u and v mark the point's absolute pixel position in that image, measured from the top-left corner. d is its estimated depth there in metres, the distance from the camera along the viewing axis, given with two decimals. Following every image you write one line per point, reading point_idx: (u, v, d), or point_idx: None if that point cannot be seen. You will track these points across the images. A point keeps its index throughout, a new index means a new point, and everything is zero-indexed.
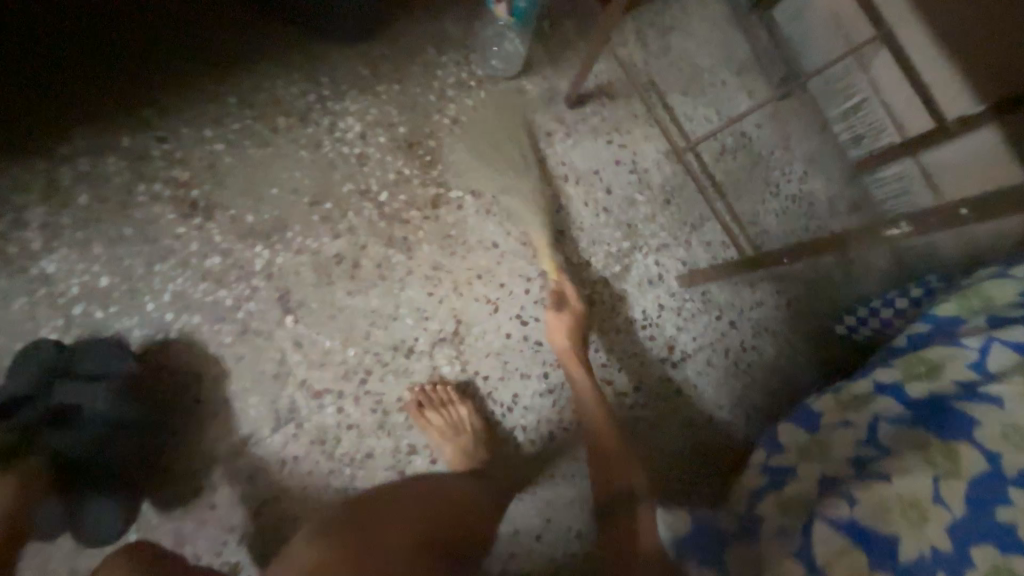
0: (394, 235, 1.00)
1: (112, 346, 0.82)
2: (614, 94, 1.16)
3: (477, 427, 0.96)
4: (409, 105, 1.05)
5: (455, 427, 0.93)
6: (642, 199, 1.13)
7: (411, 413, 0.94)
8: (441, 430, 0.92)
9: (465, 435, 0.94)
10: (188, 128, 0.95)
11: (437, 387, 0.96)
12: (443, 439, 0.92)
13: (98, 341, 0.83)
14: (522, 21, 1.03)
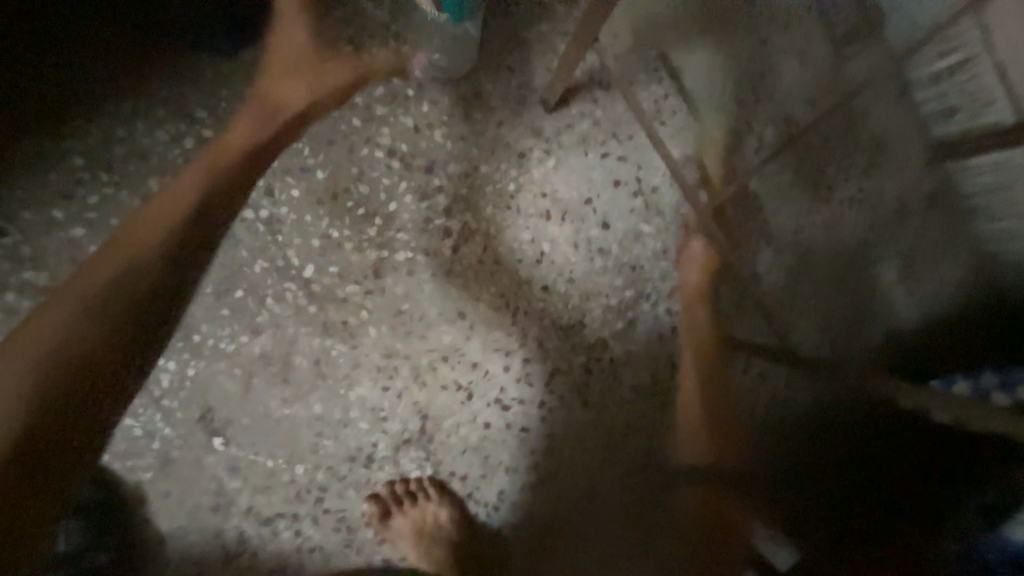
0: (329, 320, 0.78)
1: None
2: (610, 81, 0.83)
3: (454, 530, 0.84)
4: (326, 138, 0.76)
5: (427, 531, 0.83)
6: (650, 229, 0.87)
7: (379, 528, 0.82)
8: (412, 536, 0.82)
9: (440, 539, 0.83)
10: (32, 212, 0.71)
11: (405, 495, 0.82)
12: (416, 543, 0.83)
13: None
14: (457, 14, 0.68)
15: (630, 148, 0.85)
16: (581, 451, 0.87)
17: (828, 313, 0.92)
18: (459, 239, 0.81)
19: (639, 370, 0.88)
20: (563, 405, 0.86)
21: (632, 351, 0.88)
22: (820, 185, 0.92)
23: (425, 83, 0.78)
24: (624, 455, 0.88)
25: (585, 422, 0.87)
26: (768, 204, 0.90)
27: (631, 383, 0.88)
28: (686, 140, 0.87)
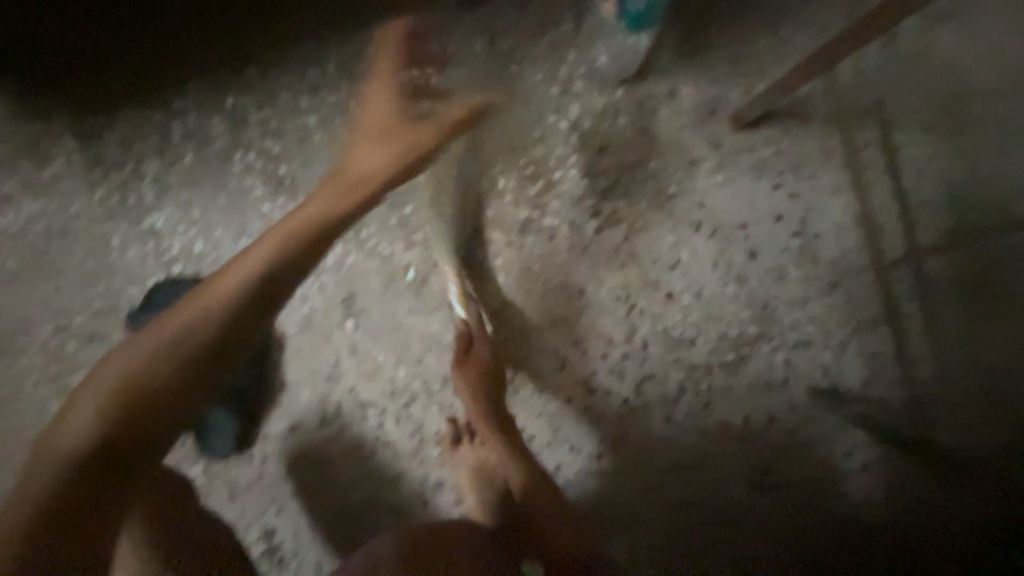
0: (470, 256, 0.87)
1: None
2: (806, 118, 0.82)
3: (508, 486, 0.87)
4: (525, 98, 0.85)
5: (484, 476, 0.88)
6: (797, 274, 0.83)
7: (445, 448, 0.90)
8: (472, 476, 0.88)
9: (494, 484, 0.87)
10: (287, 94, 0.88)
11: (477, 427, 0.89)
12: (472, 485, 0.88)
13: None
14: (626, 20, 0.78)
15: (803, 190, 0.83)
16: (648, 461, 0.88)
17: (963, 429, 0.83)
18: (604, 222, 0.85)
19: (734, 407, 0.86)
20: (645, 411, 0.87)
21: (734, 386, 0.86)
22: (1004, 291, 0.82)
23: (625, 74, 0.83)
24: (688, 482, 0.87)
25: (661, 436, 0.87)
26: (937, 292, 0.82)
27: (721, 417, 0.86)
28: (868, 199, 0.82)
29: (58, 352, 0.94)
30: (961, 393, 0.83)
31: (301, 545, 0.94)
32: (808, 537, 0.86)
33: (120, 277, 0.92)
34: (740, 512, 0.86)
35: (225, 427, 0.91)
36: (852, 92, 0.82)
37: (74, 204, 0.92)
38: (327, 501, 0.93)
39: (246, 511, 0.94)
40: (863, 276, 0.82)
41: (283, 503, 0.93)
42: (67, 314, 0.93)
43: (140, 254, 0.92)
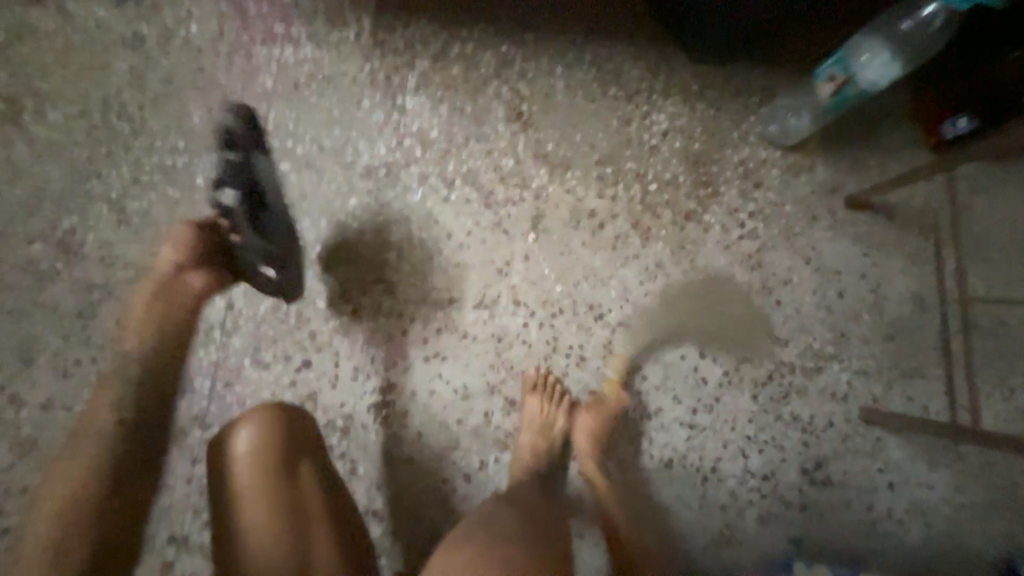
0: (642, 221, 1.10)
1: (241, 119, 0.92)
2: (896, 217, 1.15)
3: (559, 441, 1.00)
4: (714, 132, 1.15)
5: (541, 428, 0.99)
6: (868, 320, 1.11)
7: (523, 386, 1.02)
8: (531, 420, 0.99)
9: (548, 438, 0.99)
10: (547, 61, 1.14)
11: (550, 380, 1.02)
12: (528, 427, 0.99)
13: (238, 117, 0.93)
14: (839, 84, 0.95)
15: (883, 263, 1.13)
16: (730, 427, 1.05)
17: (963, 480, 1.06)
18: (745, 234, 1.12)
19: (805, 405, 1.07)
20: (738, 385, 1.06)
21: (808, 388, 1.08)
22: (1014, 387, 1.09)
23: (788, 141, 1.14)
24: (756, 455, 1.04)
25: (746, 411, 1.06)
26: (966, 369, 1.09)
27: (793, 410, 1.06)
28: (925, 285, 1.13)
29: (272, 167, 1.05)
30: (966, 450, 1.07)
31: (411, 409, 1.00)
32: (838, 529, 1.03)
33: (357, 131, 1.08)
34: (791, 492, 1.04)
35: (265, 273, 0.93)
36: (935, 211, 1.14)
37: (346, 65, 1.10)
38: (453, 376, 1.02)
39: (374, 360, 1.00)
40: (911, 338, 1.11)
41: (411, 364, 1.01)
42: (297, 142, 1.07)
43: (382, 120, 1.09)
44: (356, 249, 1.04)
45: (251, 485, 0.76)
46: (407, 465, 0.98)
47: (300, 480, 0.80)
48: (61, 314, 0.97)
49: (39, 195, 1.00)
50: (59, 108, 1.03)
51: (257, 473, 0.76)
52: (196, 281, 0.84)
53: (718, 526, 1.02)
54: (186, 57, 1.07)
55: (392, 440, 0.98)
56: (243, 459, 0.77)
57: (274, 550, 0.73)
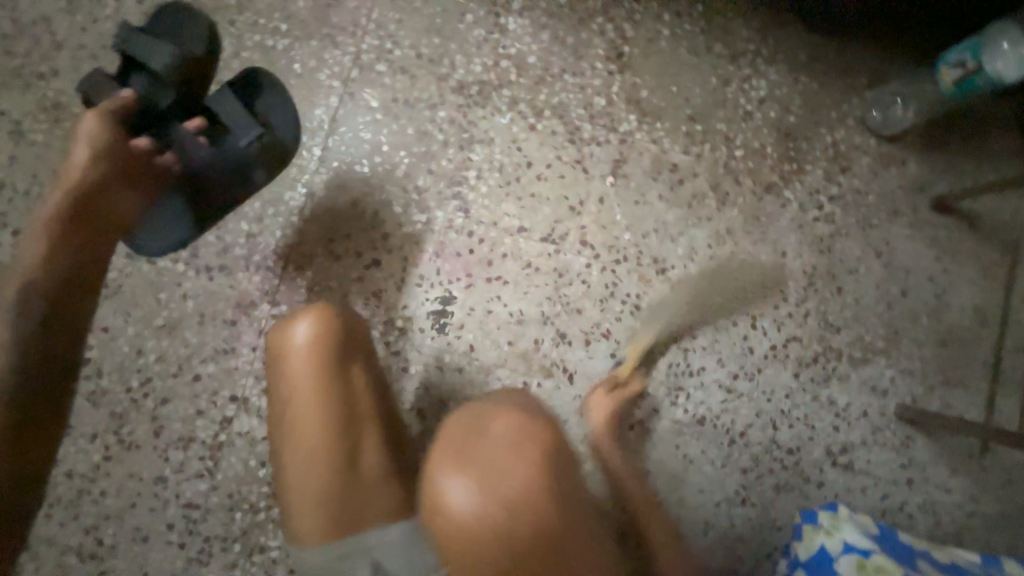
0: (721, 184, 1.09)
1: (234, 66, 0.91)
2: (978, 227, 1.12)
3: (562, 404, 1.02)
4: (812, 107, 1.12)
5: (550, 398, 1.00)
6: (925, 323, 1.11)
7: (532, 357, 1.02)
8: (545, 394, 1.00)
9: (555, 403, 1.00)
10: (657, 5, 1.11)
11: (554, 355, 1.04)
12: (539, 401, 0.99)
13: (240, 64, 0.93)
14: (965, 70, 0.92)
15: (954, 271, 1.12)
16: (766, 399, 1.08)
17: (980, 490, 1.09)
18: (821, 216, 1.11)
19: (843, 392, 1.09)
20: (783, 362, 1.08)
21: (850, 377, 1.09)
22: None
23: (886, 130, 1.11)
24: (785, 430, 1.07)
25: (785, 386, 1.08)
26: (1012, 388, 1.09)
27: (831, 395, 1.08)
28: (990, 300, 1.12)
29: (368, 66, 1.05)
30: (991, 464, 1.09)
31: (466, 324, 1.03)
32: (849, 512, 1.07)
33: (456, 43, 1.07)
34: (812, 470, 1.07)
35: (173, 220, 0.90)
36: (1017, 228, 1.12)
37: None
38: (511, 301, 1.04)
39: (438, 272, 1.03)
40: (963, 348, 1.11)
41: (473, 282, 1.04)
42: (396, 44, 1.06)
43: (482, 36, 1.07)
44: (437, 162, 1.05)
45: (308, 375, 0.79)
46: (455, 375, 1.03)
47: (352, 385, 0.82)
48: None
49: None
50: None
51: (315, 367, 0.80)
52: (127, 202, 0.81)
53: (735, 487, 1.06)
54: None
55: (444, 349, 1.03)
56: (308, 355, 0.80)
57: (321, 438, 0.78)
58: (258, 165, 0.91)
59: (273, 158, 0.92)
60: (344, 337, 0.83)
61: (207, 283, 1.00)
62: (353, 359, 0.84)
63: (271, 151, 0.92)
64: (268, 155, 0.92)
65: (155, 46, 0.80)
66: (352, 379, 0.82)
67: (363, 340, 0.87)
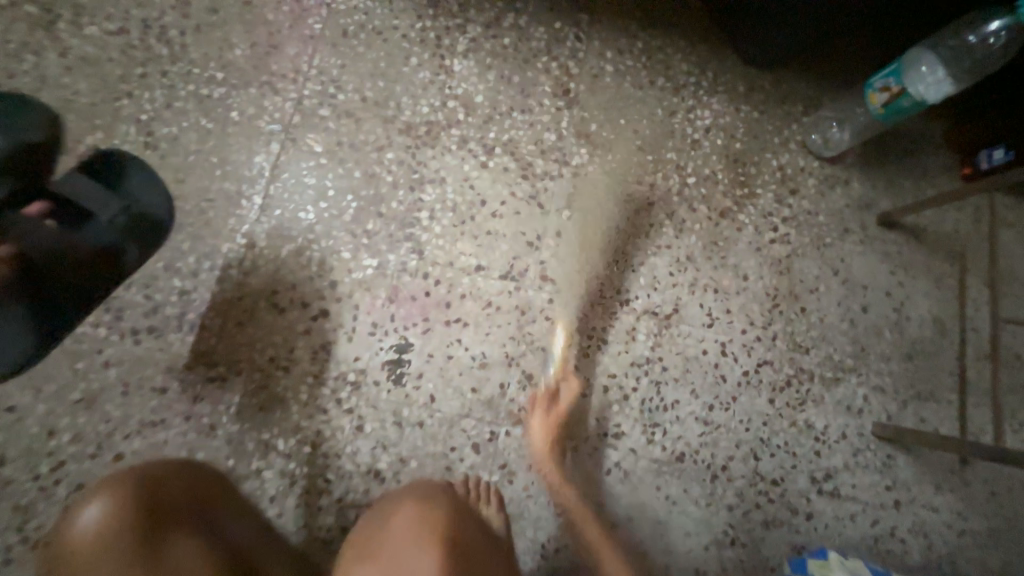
0: (677, 212, 1.09)
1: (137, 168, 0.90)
2: (925, 239, 1.15)
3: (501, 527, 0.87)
4: (755, 134, 1.15)
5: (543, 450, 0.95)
6: (889, 338, 1.11)
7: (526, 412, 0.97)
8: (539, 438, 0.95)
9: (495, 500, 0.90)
10: (599, 44, 1.14)
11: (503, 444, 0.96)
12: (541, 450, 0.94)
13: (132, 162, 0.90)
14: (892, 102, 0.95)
15: (908, 283, 1.14)
16: (744, 428, 1.04)
17: (967, 505, 1.06)
18: (777, 238, 1.12)
19: (820, 414, 1.06)
20: (757, 387, 1.05)
21: (825, 398, 1.07)
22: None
23: (826, 152, 1.15)
24: (767, 459, 1.03)
25: (761, 413, 1.05)
26: (978, 396, 1.09)
27: (808, 418, 1.06)
28: (946, 310, 1.14)
29: (311, 111, 1.02)
30: (972, 477, 1.07)
31: (425, 373, 0.96)
32: (842, 544, 1.02)
33: (402, 87, 1.06)
34: (799, 500, 1.02)
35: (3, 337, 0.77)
36: (960, 239, 1.16)
37: (397, 20, 1.08)
38: (472, 344, 0.98)
39: (392, 318, 0.97)
40: (928, 360, 1.11)
41: (429, 327, 0.98)
42: (340, 89, 1.04)
43: (428, 79, 1.07)
44: (387, 204, 1.01)
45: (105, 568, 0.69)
46: (416, 430, 0.95)
47: (169, 553, 0.72)
48: None
49: (65, 108, 0.96)
50: (97, 22, 0.99)
51: (114, 550, 0.70)
52: None
53: (723, 526, 1.00)
54: None
55: (402, 402, 0.95)
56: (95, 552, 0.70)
57: None
58: (129, 242, 0.86)
59: (148, 227, 0.88)
60: (150, 497, 0.75)
61: (134, 347, 0.90)
62: (169, 517, 0.75)
63: (141, 222, 0.87)
64: (138, 228, 0.86)
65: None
66: (167, 540, 0.73)
67: (182, 487, 0.79)
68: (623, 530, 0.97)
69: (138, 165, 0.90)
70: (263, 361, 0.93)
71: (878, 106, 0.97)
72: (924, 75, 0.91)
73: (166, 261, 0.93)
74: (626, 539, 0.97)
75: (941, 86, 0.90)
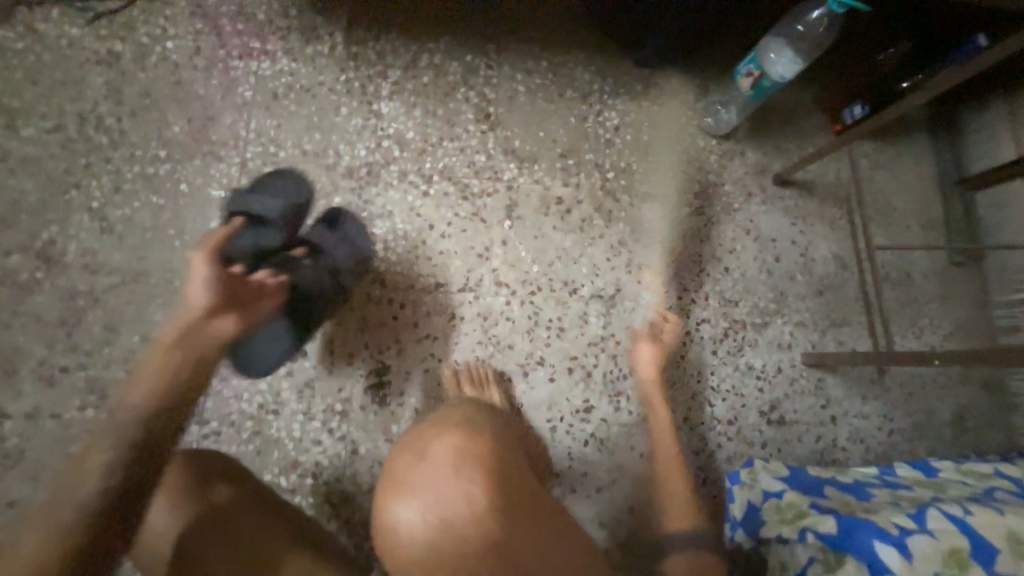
0: (603, 204, 1.23)
1: (284, 181, 0.99)
2: (814, 190, 1.34)
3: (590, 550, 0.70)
4: (659, 124, 1.31)
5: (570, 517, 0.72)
6: (801, 279, 1.29)
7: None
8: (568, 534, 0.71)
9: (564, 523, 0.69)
10: (509, 68, 1.27)
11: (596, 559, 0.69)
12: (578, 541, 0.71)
13: (278, 177, 1.00)
14: (758, 86, 1.13)
15: (808, 230, 1.32)
16: (696, 380, 1.18)
17: (890, 407, 1.24)
18: (694, 211, 1.27)
19: (757, 355, 1.22)
20: (700, 343, 1.20)
21: (758, 341, 1.23)
22: (919, 326, 1.28)
23: (721, 130, 1.32)
24: (720, 403, 1.17)
25: (708, 365, 1.19)
26: (880, 315, 1.28)
27: (748, 361, 1.21)
28: (842, 246, 1.32)
29: (256, 172, 1.10)
30: (891, 383, 1.24)
31: (407, 390, 1.05)
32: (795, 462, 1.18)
33: (337, 135, 1.15)
34: (754, 433, 1.17)
35: (269, 345, 0.95)
36: (843, 185, 1.35)
37: (322, 76, 1.18)
38: (445, 355, 1.08)
39: (367, 346, 1.06)
40: (835, 292, 1.30)
41: (402, 347, 1.07)
42: (279, 147, 1.12)
43: (360, 124, 1.17)
44: None
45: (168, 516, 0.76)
46: None
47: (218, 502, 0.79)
48: (42, 324, 0.96)
49: (14, 208, 1.00)
50: (32, 123, 1.04)
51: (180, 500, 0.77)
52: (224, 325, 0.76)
53: (694, 469, 1.13)
54: (165, 73, 1.11)
55: (390, 420, 1.03)
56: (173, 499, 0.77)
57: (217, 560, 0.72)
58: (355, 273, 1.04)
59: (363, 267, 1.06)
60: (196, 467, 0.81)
61: None
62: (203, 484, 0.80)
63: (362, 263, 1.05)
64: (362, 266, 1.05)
65: (259, 198, 0.93)
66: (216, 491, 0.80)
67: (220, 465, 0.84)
68: (608, 491, 1.09)
69: (281, 174, 1.00)
70: (253, 408, 1.00)
71: (747, 88, 1.15)
72: (774, 61, 1.09)
73: (141, 335, 0.98)
74: (612, 498, 1.09)
75: (791, 67, 1.08)
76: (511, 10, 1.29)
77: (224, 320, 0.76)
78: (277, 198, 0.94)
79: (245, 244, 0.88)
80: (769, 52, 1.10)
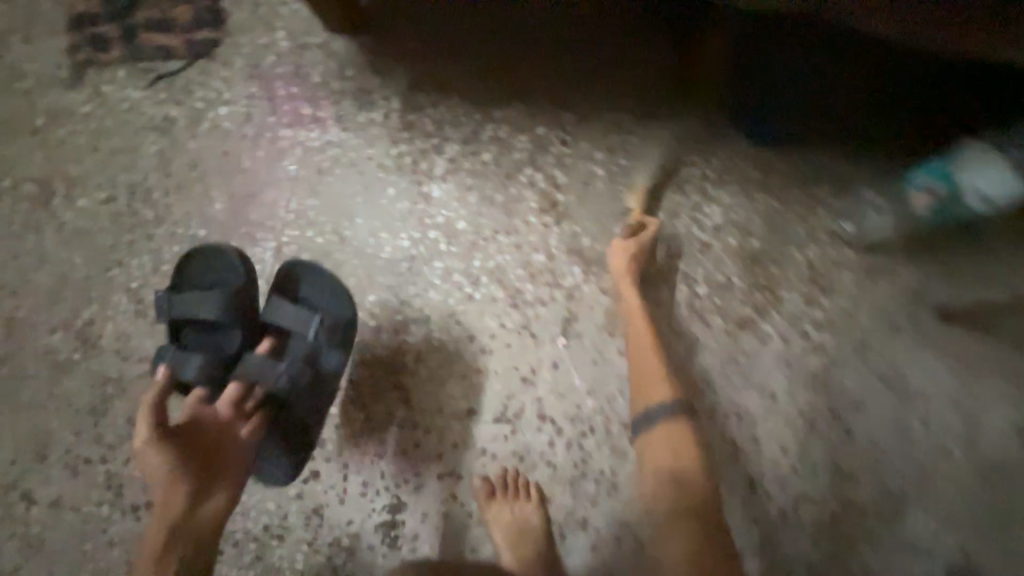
0: (688, 327, 0.98)
1: (217, 262, 0.90)
2: (998, 333, 0.96)
3: None
4: (775, 226, 1.01)
5: None
6: (961, 457, 0.94)
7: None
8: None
9: None
10: (587, 145, 1.04)
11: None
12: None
13: (204, 250, 0.91)
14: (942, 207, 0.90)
15: (981, 388, 0.95)
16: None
17: None
18: (811, 347, 0.97)
19: (877, 556, 0.91)
20: (796, 528, 0.92)
21: (882, 536, 0.92)
22: None
23: (863, 240, 0.99)
24: None
25: (804, 559, 0.91)
26: None
27: (863, 562, 0.91)
28: None
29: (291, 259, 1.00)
30: None
31: (422, 534, 0.91)
32: None
33: (380, 221, 1.01)
34: None
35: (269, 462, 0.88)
36: None
37: (372, 149, 1.04)
38: (468, 498, 0.92)
39: (383, 475, 0.92)
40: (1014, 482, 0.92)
41: (423, 482, 0.92)
42: (317, 232, 1.01)
43: (406, 209, 1.02)
44: (373, 350, 0.97)
45: None
46: None
47: None
48: (74, 409, 0.94)
49: (63, 284, 0.99)
50: (88, 193, 1.02)
51: None
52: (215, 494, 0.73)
53: None
54: (214, 142, 1.04)
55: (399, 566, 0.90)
56: None
57: None
58: (333, 348, 0.91)
59: (342, 332, 0.92)
60: None
61: (136, 524, 0.91)
62: None
63: (338, 330, 0.92)
64: (338, 334, 0.91)
65: (182, 296, 0.86)
66: None
67: None
68: None
69: (210, 249, 0.91)
70: (258, 529, 0.91)
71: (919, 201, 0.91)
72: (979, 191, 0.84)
73: None
74: None
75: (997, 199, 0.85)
76: (598, 73, 1.06)
77: (210, 490, 0.73)
78: (212, 292, 0.86)
79: (195, 367, 0.83)
80: (973, 178, 0.84)
